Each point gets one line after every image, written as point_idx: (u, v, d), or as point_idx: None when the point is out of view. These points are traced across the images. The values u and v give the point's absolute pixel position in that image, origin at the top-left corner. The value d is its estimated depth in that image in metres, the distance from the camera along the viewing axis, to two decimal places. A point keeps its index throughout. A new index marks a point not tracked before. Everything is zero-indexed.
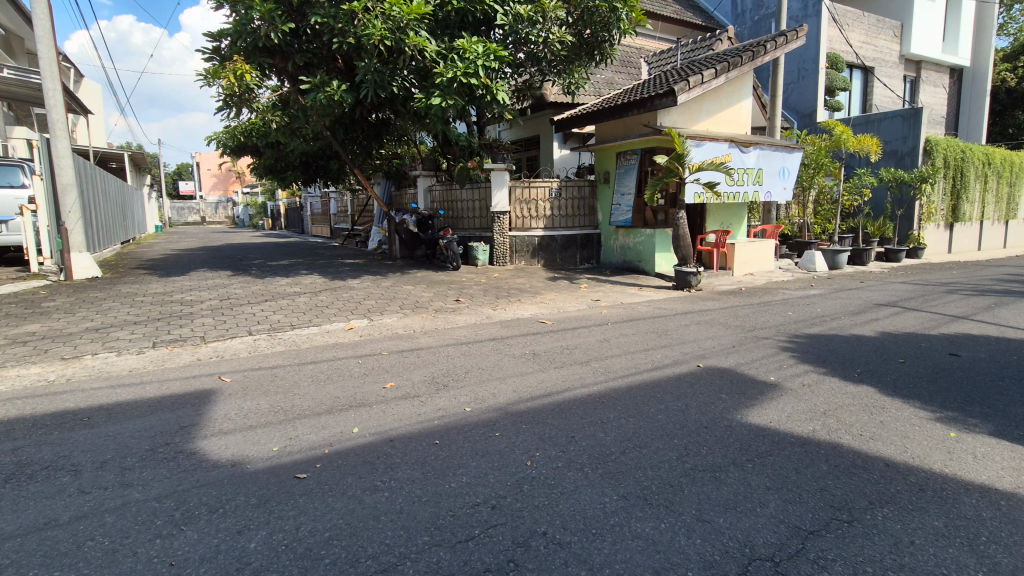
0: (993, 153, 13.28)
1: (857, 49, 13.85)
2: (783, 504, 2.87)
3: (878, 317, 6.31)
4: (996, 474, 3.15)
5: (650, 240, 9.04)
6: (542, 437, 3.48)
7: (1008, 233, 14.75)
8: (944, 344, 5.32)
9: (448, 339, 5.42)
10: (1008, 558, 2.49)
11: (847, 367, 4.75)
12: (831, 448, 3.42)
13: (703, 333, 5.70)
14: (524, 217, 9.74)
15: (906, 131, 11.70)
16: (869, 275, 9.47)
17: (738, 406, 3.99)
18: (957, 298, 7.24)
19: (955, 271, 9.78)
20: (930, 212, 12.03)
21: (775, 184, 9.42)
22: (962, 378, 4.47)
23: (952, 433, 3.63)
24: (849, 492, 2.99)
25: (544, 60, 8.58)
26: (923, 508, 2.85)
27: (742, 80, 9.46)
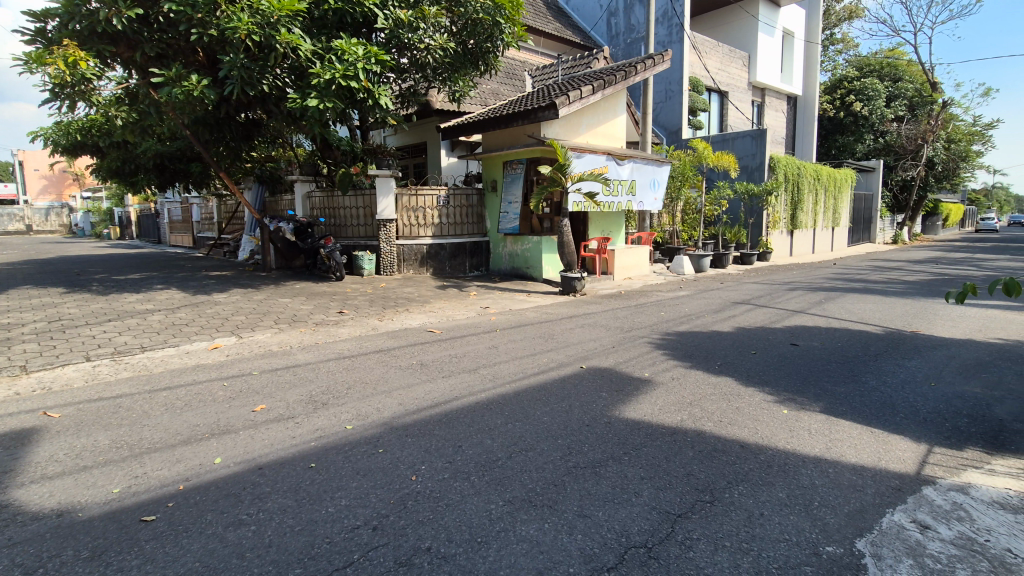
0: (821, 170, 15.57)
1: (714, 75, 15.51)
2: (655, 491, 3.07)
3: (735, 313, 7.07)
4: (825, 446, 3.65)
5: (537, 247, 9.34)
6: (428, 449, 3.40)
7: (834, 238, 17.36)
8: (786, 335, 6.09)
9: (331, 354, 5.14)
10: (834, 518, 2.89)
11: (709, 360, 5.25)
12: (695, 436, 3.74)
13: (586, 336, 5.98)
14: (411, 225, 9.57)
15: (755, 149, 13.28)
16: (727, 276, 10.60)
17: (615, 403, 4.22)
18: (796, 294, 8.35)
19: (794, 272, 11.29)
20: (775, 220, 13.76)
21: (647, 195, 10.20)
22: (799, 365, 5.15)
23: (793, 413, 4.15)
24: (712, 475, 3.28)
25: (428, 66, 8.50)
26: (770, 482, 3.21)
27: (616, 97, 10.14)
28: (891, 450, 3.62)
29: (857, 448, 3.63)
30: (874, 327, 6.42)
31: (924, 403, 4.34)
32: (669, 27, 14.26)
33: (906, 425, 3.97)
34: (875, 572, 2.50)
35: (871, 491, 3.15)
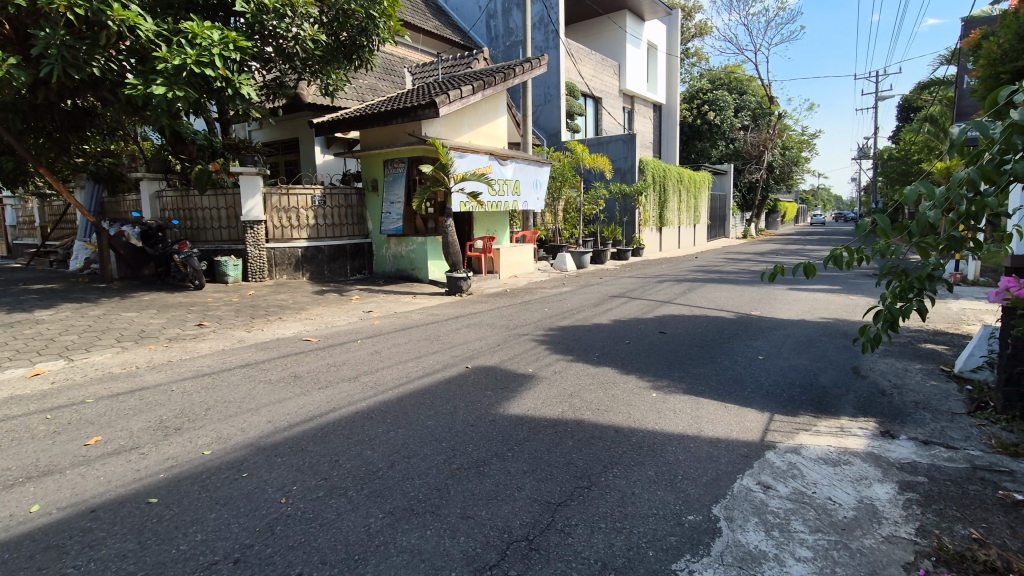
0: (683, 173, 17.16)
1: (588, 81, 16.38)
2: (536, 483, 3.15)
3: (611, 306, 7.53)
4: (687, 424, 4.01)
5: (422, 248, 9.18)
6: (300, 467, 3.18)
7: (696, 234, 19.23)
8: (656, 324, 6.60)
9: (187, 372, 4.60)
10: (695, 489, 3.17)
11: (588, 352, 5.52)
12: (574, 425, 3.90)
13: (472, 335, 5.99)
14: (283, 226, 8.94)
15: (626, 152, 14.26)
16: (605, 271, 11.27)
17: (499, 400, 4.28)
18: (664, 286, 9.13)
19: (663, 266, 12.32)
20: (645, 218, 14.91)
21: (529, 195, 10.48)
22: (666, 351, 5.61)
23: (661, 396, 4.50)
24: (589, 461, 3.44)
25: (296, 57, 7.97)
26: (640, 462, 3.44)
27: (496, 97, 10.29)
28: (741, 422, 4.07)
29: (713, 423, 4.03)
30: (728, 313, 7.20)
31: (766, 378, 4.93)
32: (546, 34, 14.82)
33: (753, 398, 4.48)
34: (728, 535, 2.78)
35: (725, 460, 3.50)
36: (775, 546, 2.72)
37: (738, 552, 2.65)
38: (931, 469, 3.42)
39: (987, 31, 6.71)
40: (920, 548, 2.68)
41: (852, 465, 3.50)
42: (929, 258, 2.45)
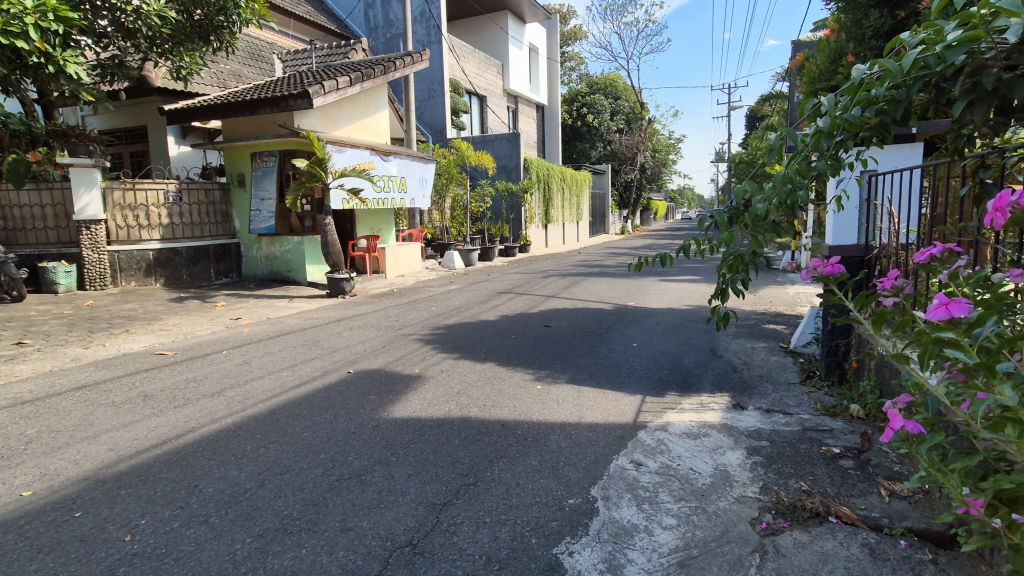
0: (565, 172, 17.92)
1: (472, 79, 16.45)
2: (421, 486, 3.10)
3: (498, 303, 7.66)
4: (568, 412, 4.20)
5: (298, 247, 8.62)
6: (151, 498, 2.82)
7: (579, 230, 20.22)
8: (541, 318, 6.83)
9: (1, 400, 3.88)
10: (575, 473, 3.33)
11: (475, 349, 5.57)
12: (461, 423, 3.90)
13: (355, 338, 5.76)
14: (129, 226, 7.90)
15: (511, 151, 14.58)
16: (493, 268, 11.44)
17: (383, 404, 4.15)
18: (549, 281, 9.48)
19: (548, 261, 12.81)
20: (531, 216, 15.34)
21: (415, 191, 10.29)
22: (550, 344, 5.83)
23: (544, 387, 4.67)
24: (475, 457, 3.47)
25: (140, 35, 7.03)
26: (525, 454, 3.54)
27: (376, 91, 9.96)
28: (617, 406, 4.36)
29: (592, 409, 4.27)
30: (606, 304, 7.67)
31: (639, 364, 5.33)
32: (427, 28, 14.63)
33: (626, 383, 4.82)
34: (604, 513, 2.95)
35: (602, 444, 3.73)
36: (645, 518, 2.94)
37: (614, 528, 2.83)
38: (771, 434, 3.92)
39: (807, 54, 7.85)
40: (763, 504, 3.05)
41: (709, 436, 3.90)
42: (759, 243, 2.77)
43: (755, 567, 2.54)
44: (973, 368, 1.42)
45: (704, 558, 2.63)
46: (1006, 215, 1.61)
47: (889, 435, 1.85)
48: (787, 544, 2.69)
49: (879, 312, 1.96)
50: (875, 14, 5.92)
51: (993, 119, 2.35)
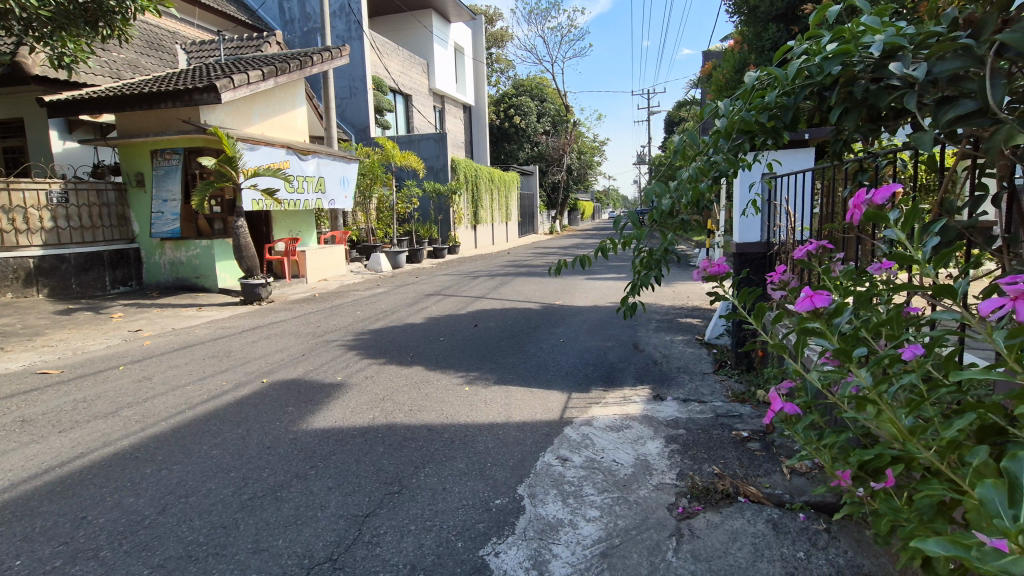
0: (493, 173, 18.00)
1: (397, 78, 16.14)
2: (342, 498, 2.99)
3: (426, 305, 7.56)
4: (495, 413, 4.20)
5: (207, 251, 8.07)
6: (27, 536, 2.52)
7: (508, 231, 20.40)
8: (469, 320, 6.81)
9: None
10: (502, 473, 3.35)
11: (401, 353, 5.46)
12: (385, 430, 3.81)
13: (271, 347, 5.46)
14: (5, 230, 6.94)
15: (437, 151, 14.46)
16: (421, 270, 11.27)
17: (303, 415, 3.97)
18: (478, 282, 9.48)
19: (477, 262, 12.81)
20: (459, 217, 15.27)
21: (336, 192, 9.94)
22: (478, 345, 5.82)
23: (471, 388, 4.66)
24: (400, 464, 3.39)
25: (12, 17, 6.28)
26: (451, 457, 3.51)
27: (291, 86, 9.51)
28: (543, 403, 4.43)
29: (519, 408, 4.31)
30: (534, 304, 7.79)
31: (566, 361, 5.45)
32: (348, 23, 14.17)
33: (552, 381, 4.91)
34: (530, 511, 2.98)
35: (529, 442, 3.77)
36: (570, 512, 3.00)
37: (540, 525, 2.87)
38: (687, 422, 4.13)
39: (714, 64, 8.48)
40: (680, 489, 3.21)
41: (631, 428, 4.05)
42: (669, 237, 2.91)
43: (671, 550, 2.66)
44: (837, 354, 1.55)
45: (624, 546, 2.72)
46: (862, 212, 1.76)
47: (775, 416, 1.99)
48: (700, 526, 2.84)
49: (762, 308, 2.10)
50: (773, 29, 6.62)
51: (865, 125, 2.58)
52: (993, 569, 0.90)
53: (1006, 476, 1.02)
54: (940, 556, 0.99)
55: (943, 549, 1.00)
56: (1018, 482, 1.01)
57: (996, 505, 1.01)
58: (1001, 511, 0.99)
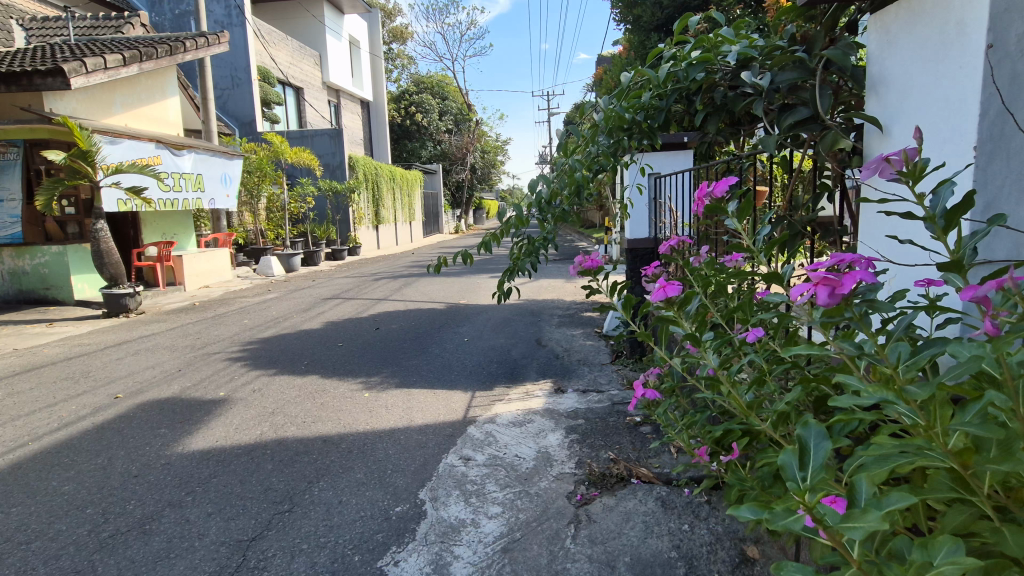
0: (395, 171, 17.57)
1: (286, 69, 15.16)
2: (224, 524, 2.75)
3: (323, 309, 7.21)
4: (396, 418, 4.09)
5: (60, 258, 7.05)
6: None
7: (412, 230, 20.08)
8: (370, 323, 6.60)
9: None
10: (403, 480, 3.26)
11: (294, 362, 5.15)
12: (275, 446, 3.57)
13: (142, 364, 4.91)
14: None
15: (333, 148, 13.83)
16: (318, 273, 10.74)
17: (177, 437, 3.61)
18: (379, 284, 9.21)
19: (380, 263, 12.44)
20: (360, 216, 14.72)
21: (217, 191, 9.16)
22: (378, 349, 5.65)
23: (369, 394, 4.51)
24: (291, 481, 3.19)
25: None
26: (349, 468, 3.36)
27: (160, 73, 8.60)
28: (446, 404, 4.39)
29: (421, 411, 4.24)
30: (437, 304, 7.73)
31: (469, 360, 5.45)
32: (227, 8, 13.04)
33: (456, 381, 4.88)
34: (431, 515, 2.93)
35: (432, 444, 3.71)
36: (472, 511, 2.99)
37: (440, 528, 2.82)
38: (586, 412, 4.29)
39: (604, 69, 8.89)
40: (578, 478, 3.33)
41: (533, 422, 4.12)
42: (547, 227, 3.01)
43: (570, 537, 2.74)
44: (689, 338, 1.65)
45: (524, 539, 2.76)
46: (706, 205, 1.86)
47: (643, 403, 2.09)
48: (597, 511, 2.96)
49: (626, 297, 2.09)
50: None
51: (727, 128, 2.83)
52: (777, 526, 0.84)
53: (797, 441, 0.96)
54: (743, 519, 0.91)
55: (745, 513, 0.90)
56: (807, 446, 0.95)
57: (791, 469, 0.93)
58: (794, 472, 0.93)
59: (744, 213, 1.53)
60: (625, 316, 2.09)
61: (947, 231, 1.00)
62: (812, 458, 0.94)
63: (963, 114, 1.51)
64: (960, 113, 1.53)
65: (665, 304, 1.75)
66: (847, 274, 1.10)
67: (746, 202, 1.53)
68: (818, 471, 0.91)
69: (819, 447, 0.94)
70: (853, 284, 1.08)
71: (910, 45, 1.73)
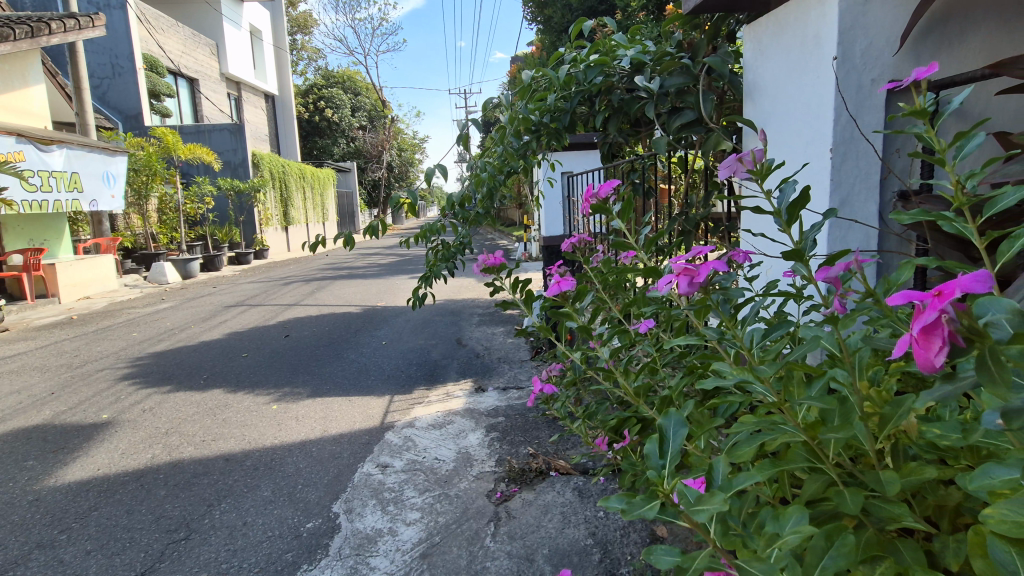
0: (305, 169, 16.73)
1: (177, 58, 13.92)
2: (106, 560, 2.48)
3: (225, 318, 6.72)
4: (309, 428, 3.90)
5: None
6: None
7: (325, 231, 19.26)
8: (279, 330, 6.25)
9: None
10: (315, 493, 3.11)
11: (192, 376, 4.76)
12: (168, 469, 3.27)
13: (4, 389, 4.33)
14: None
15: (234, 144, 12.93)
16: (220, 279, 10.00)
17: (49, 469, 3.22)
18: (290, 288, 8.74)
19: (291, 266, 11.81)
20: (266, 217, 13.86)
21: (98, 191, 8.27)
22: (288, 357, 5.36)
23: (278, 405, 4.26)
24: (188, 506, 2.94)
25: None
26: (255, 486, 3.16)
27: (21, 58, 7.60)
28: (363, 411, 4.25)
29: (336, 419, 4.06)
30: (353, 307, 7.46)
31: (388, 364, 5.31)
32: None
33: (374, 386, 4.73)
34: (346, 527, 2.81)
35: (347, 454, 3.57)
36: (389, 520, 2.89)
37: (356, 540, 2.71)
38: (506, 409, 4.32)
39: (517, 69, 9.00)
40: (498, 475, 3.33)
41: (453, 423, 4.08)
42: (460, 231, 2.88)
43: (490, 535, 2.74)
44: (581, 331, 1.69)
45: (443, 542, 2.71)
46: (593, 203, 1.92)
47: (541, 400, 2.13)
48: (516, 506, 2.98)
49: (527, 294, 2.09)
50: None
51: (628, 129, 2.96)
52: (631, 515, 0.86)
53: (657, 428, 0.99)
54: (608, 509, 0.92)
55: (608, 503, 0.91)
56: (666, 433, 0.98)
57: (652, 458, 0.96)
58: (654, 459, 0.95)
59: (625, 210, 1.60)
60: (527, 315, 2.09)
61: (790, 224, 1.09)
62: (670, 444, 0.97)
63: (820, 117, 1.67)
64: (817, 119, 1.68)
65: (558, 300, 1.79)
66: (704, 265, 1.16)
67: (626, 198, 1.59)
68: (674, 457, 0.94)
69: (675, 433, 0.97)
70: (709, 274, 1.15)
71: (776, 54, 1.89)
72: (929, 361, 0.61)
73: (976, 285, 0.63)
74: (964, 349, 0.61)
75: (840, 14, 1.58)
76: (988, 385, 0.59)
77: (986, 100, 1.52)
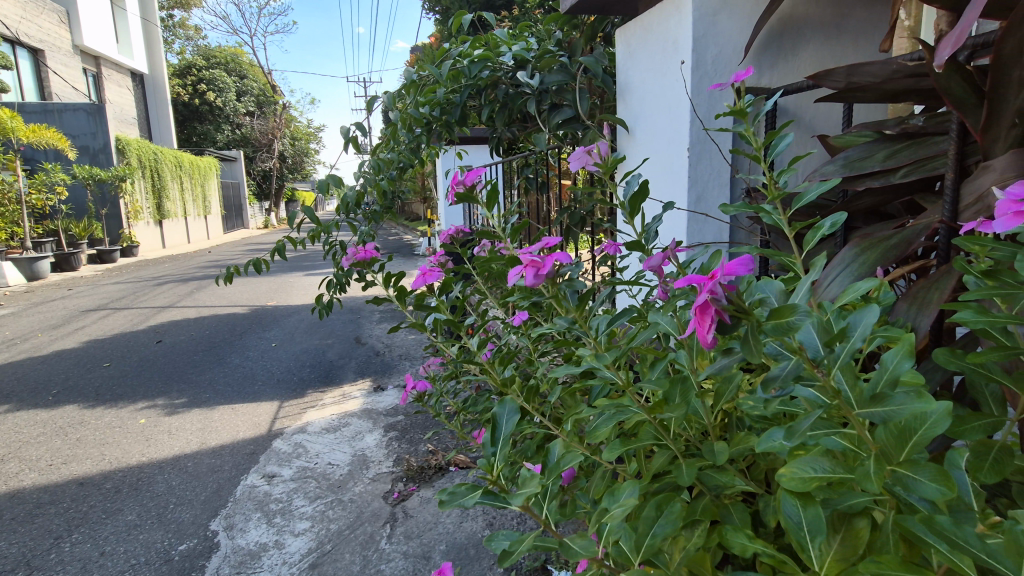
0: (182, 158, 15.19)
1: (16, 25, 11.98)
2: None
3: (83, 324, 5.94)
4: (185, 442, 3.57)
5: None
6: None
7: (207, 227, 17.65)
8: (150, 335, 5.64)
9: None
10: (190, 512, 2.85)
11: (38, 392, 4.15)
12: (5, 502, 2.84)
13: None
14: None
15: (92, 127, 11.48)
16: (76, 280, 8.81)
17: None
18: (163, 289, 7.91)
19: (166, 265, 10.69)
20: (136, 210, 12.36)
21: None
22: (160, 365, 4.85)
23: (148, 419, 3.85)
24: (29, 541, 2.57)
25: None
26: (117, 510, 2.83)
27: None
28: (248, 418, 3.96)
29: (217, 430, 3.75)
30: (239, 308, 6.92)
31: (278, 367, 4.98)
32: None
33: (261, 392, 4.42)
34: (225, 545, 2.60)
35: (229, 467, 3.30)
36: (275, 533, 2.71)
37: (237, 557, 2.52)
38: (405, 406, 4.22)
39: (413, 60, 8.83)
40: (395, 475, 3.25)
41: (348, 425, 3.91)
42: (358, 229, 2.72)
43: (385, 538, 2.66)
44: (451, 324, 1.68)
45: (335, 549, 2.59)
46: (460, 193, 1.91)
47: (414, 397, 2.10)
48: (414, 505, 2.92)
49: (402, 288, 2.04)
50: None
51: (518, 124, 2.99)
52: (450, 503, 0.88)
53: (492, 417, 1.01)
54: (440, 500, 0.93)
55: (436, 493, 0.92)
56: (499, 421, 1.00)
57: (483, 447, 0.98)
58: (484, 447, 0.98)
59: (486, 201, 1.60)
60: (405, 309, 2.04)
61: (632, 215, 1.15)
62: (501, 431, 0.99)
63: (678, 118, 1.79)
64: (676, 120, 1.81)
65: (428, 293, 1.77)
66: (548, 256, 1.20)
67: (490, 189, 1.60)
68: (503, 444, 0.97)
69: (507, 420, 1.00)
70: (553, 264, 1.18)
71: (642, 56, 2.00)
72: (704, 339, 0.71)
73: (739, 268, 0.76)
74: (732, 324, 0.71)
75: (694, 21, 1.70)
76: (752, 355, 0.70)
77: (808, 108, 1.73)
